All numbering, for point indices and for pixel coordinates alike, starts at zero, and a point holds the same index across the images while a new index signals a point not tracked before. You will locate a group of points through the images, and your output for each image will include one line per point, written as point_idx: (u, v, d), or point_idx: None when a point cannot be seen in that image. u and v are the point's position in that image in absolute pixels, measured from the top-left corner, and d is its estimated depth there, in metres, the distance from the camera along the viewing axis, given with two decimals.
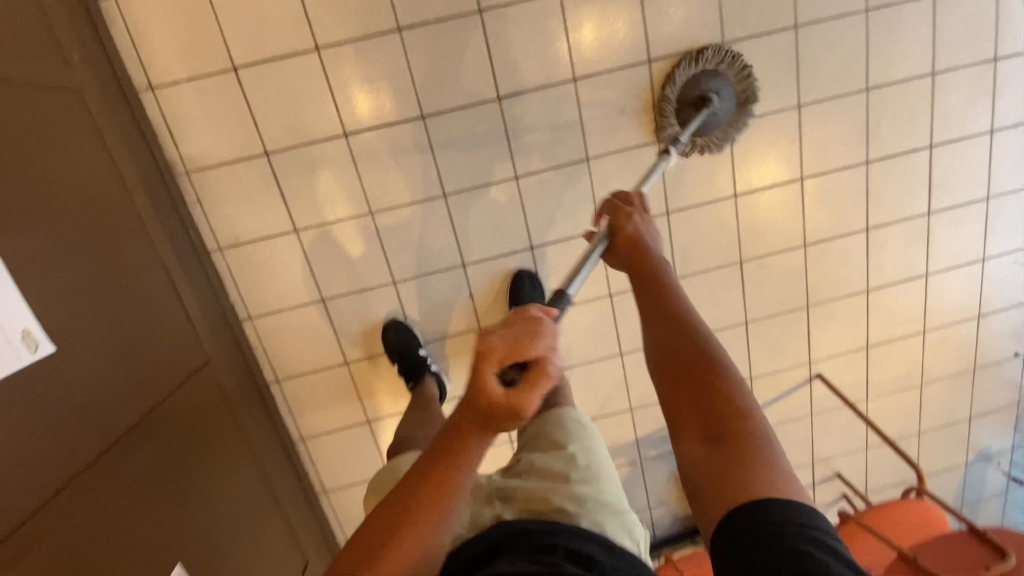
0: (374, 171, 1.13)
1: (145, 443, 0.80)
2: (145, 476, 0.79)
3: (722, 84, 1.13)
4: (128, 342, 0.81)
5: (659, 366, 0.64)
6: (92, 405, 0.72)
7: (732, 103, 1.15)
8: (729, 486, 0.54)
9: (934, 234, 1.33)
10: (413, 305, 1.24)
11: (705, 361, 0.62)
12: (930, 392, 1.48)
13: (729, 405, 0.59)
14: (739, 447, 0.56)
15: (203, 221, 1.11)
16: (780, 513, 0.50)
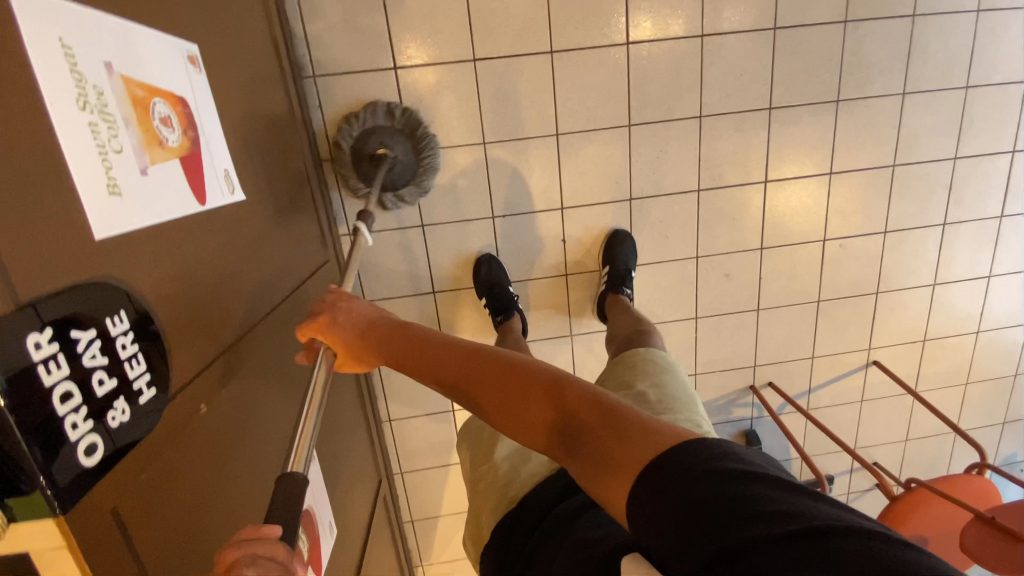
0: (495, 99, 1.14)
1: (293, 318, 0.81)
2: (290, 347, 0.79)
3: (382, 134, 1.10)
4: (284, 218, 0.82)
5: (498, 410, 0.63)
6: (266, 265, 0.73)
7: (410, 150, 1.12)
8: (620, 464, 0.52)
9: (1003, 237, 1.39)
10: (507, 241, 1.25)
11: (518, 379, 0.62)
12: (972, 392, 1.54)
13: (570, 402, 0.58)
14: (617, 440, 0.54)
15: (321, 127, 1.11)
16: (668, 475, 0.48)
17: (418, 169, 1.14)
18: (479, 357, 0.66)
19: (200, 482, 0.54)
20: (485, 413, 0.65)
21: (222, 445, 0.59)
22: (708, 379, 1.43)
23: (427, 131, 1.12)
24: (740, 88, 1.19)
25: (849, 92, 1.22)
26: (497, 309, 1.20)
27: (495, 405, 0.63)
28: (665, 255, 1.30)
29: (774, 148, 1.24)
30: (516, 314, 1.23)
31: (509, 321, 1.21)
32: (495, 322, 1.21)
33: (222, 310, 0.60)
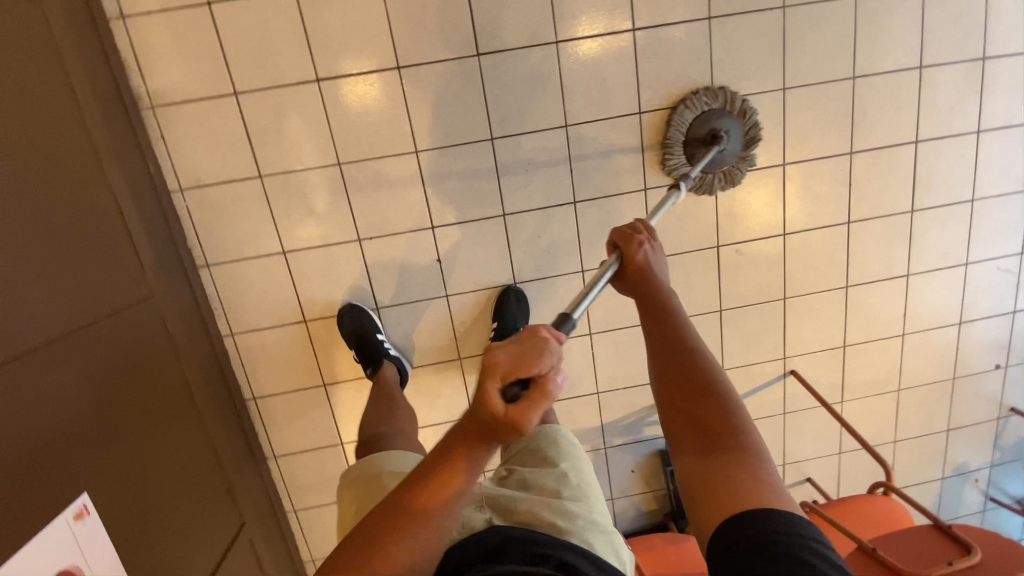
0: (345, 120, 1.10)
1: (66, 361, 0.79)
2: (70, 388, 0.79)
3: (728, 123, 1.15)
4: (58, 258, 0.81)
5: (665, 374, 0.73)
6: (14, 308, 0.72)
7: (739, 140, 1.17)
8: (727, 491, 0.60)
9: (918, 232, 1.30)
10: (377, 265, 1.20)
11: (706, 381, 0.70)
12: (906, 399, 1.44)
13: (727, 424, 0.66)
14: (728, 460, 0.63)
15: (166, 159, 1.08)
16: (769, 520, 0.56)
17: (738, 158, 1.19)
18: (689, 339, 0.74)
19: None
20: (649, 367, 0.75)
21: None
22: (611, 398, 1.35)
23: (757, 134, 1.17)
24: (606, 93, 1.14)
25: (724, 90, 1.16)
26: (366, 360, 1.16)
27: (667, 369, 0.73)
28: (549, 271, 1.24)
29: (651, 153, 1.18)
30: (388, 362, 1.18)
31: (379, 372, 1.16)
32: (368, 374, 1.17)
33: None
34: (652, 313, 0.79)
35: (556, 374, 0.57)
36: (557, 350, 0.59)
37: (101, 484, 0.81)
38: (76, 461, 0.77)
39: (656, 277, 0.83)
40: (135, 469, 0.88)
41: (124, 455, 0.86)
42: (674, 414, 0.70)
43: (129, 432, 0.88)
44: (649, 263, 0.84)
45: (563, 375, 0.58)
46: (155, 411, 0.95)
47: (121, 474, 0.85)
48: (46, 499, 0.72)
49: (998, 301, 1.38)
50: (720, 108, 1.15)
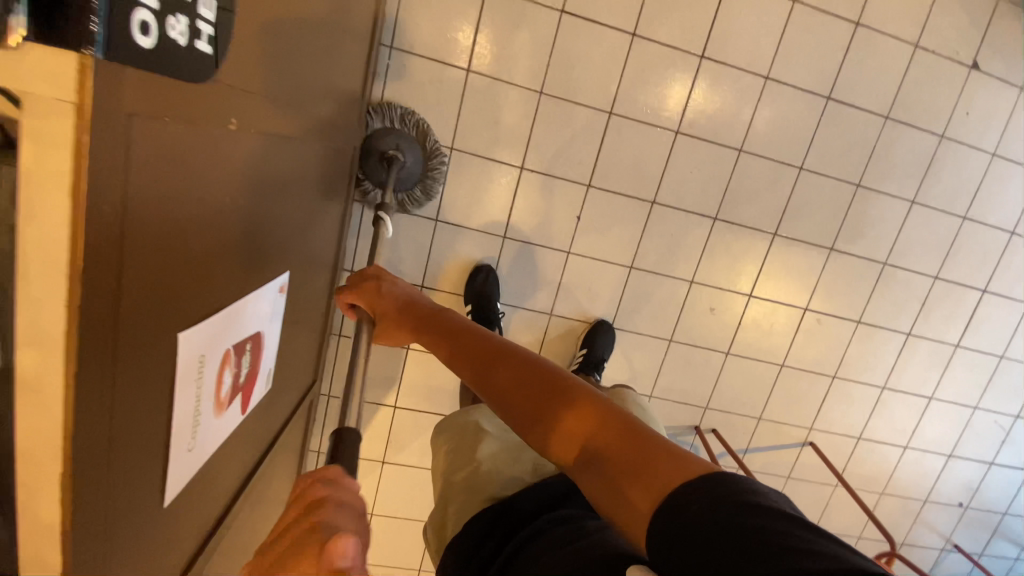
0: (566, 56, 1.16)
1: (319, 139, 0.76)
2: (313, 167, 0.76)
3: (403, 140, 1.12)
4: (350, 43, 0.79)
5: (506, 404, 0.66)
6: (326, 66, 0.70)
7: (421, 163, 1.15)
8: (638, 484, 0.51)
9: (952, 365, 1.49)
10: (524, 196, 1.23)
11: (552, 382, 0.63)
12: (883, 504, 1.61)
13: (587, 416, 0.59)
14: (620, 450, 0.55)
15: (394, 12, 1.09)
16: (685, 501, 0.46)
17: (422, 178, 1.16)
18: (510, 358, 0.68)
19: (200, 201, 0.45)
20: (506, 411, 0.66)
21: (233, 188, 0.51)
22: (659, 405, 1.43)
23: (441, 156, 1.15)
24: (782, 140, 1.26)
25: (870, 181, 1.31)
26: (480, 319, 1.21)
27: (508, 403, 0.65)
28: (664, 268, 1.32)
29: (792, 206, 1.30)
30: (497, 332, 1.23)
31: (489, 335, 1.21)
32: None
33: (288, 63, 0.56)
34: (462, 352, 0.72)
35: (331, 531, 0.38)
36: (347, 506, 0.41)
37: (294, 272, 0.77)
38: (293, 237, 0.73)
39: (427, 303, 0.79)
40: (303, 275, 0.84)
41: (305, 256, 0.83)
42: (550, 438, 0.61)
43: (312, 238, 0.84)
44: (399, 292, 0.81)
45: (342, 548, 0.35)
46: (324, 232, 0.91)
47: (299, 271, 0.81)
48: (277, 259, 0.67)
49: (982, 449, 1.59)
50: (392, 125, 1.12)
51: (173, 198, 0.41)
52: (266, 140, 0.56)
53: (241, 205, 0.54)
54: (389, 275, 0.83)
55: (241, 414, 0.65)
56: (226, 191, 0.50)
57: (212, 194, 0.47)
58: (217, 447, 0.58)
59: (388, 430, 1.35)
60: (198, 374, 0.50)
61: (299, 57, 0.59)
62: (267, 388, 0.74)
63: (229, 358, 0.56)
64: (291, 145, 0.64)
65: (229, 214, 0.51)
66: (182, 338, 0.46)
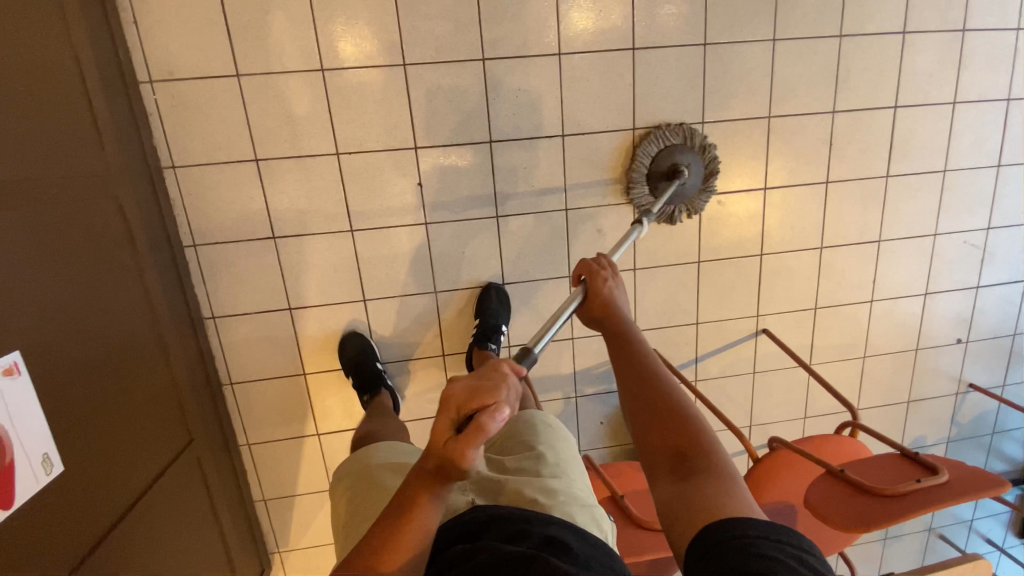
0: (332, 23, 1.06)
1: (13, 206, 0.73)
2: (15, 237, 0.72)
3: (693, 159, 1.20)
4: (11, 102, 0.74)
5: (632, 396, 0.70)
6: None
7: (698, 179, 1.23)
8: (700, 511, 0.55)
9: (891, 199, 1.34)
10: (354, 183, 1.15)
11: (682, 407, 0.66)
12: (871, 367, 1.48)
13: (696, 443, 0.62)
14: (703, 480, 0.59)
15: (137, 45, 1.03)
16: (736, 525, 0.52)
17: (699, 189, 1.24)
18: (660, 377, 0.71)
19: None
20: (633, 403, 0.70)
21: None
22: (585, 344, 1.34)
23: (716, 176, 1.23)
24: (601, 25, 1.13)
25: (716, 34, 1.16)
26: (362, 386, 1.18)
27: (637, 392, 0.70)
28: (532, 205, 1.22)
29: (642, 92, 1.18)
30: (385, 391, 1.20)
31: (376, 399, 1.18)
32: (362, 400, 1.19)
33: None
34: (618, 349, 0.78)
35: (500, 406, 0.52)
36: (514, 386, 0.55)
37: (47, 346, 0.73)
38: (11, 317, 0.69)
39: (618, 308, 0.83)
40: (86, 343, 0.81)
41: (75, 325, 0.80)
42: (656, 443, 0.64)
43: (73, 306, 0.80)
44: (613, 295, 0.84)
45: (498, 414, 0.51)
46: (103, 295, 0.88)
47: (70, 341, 0.78)
48: None
49: (962, 275, 1.43)
50: None
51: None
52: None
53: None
54: (615, 271, 0.87)
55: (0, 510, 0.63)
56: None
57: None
58: None
59: (322, 459, 1.30)
60: None
61: None
62: (56, 472, 0.72)
63: None
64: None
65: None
66: None
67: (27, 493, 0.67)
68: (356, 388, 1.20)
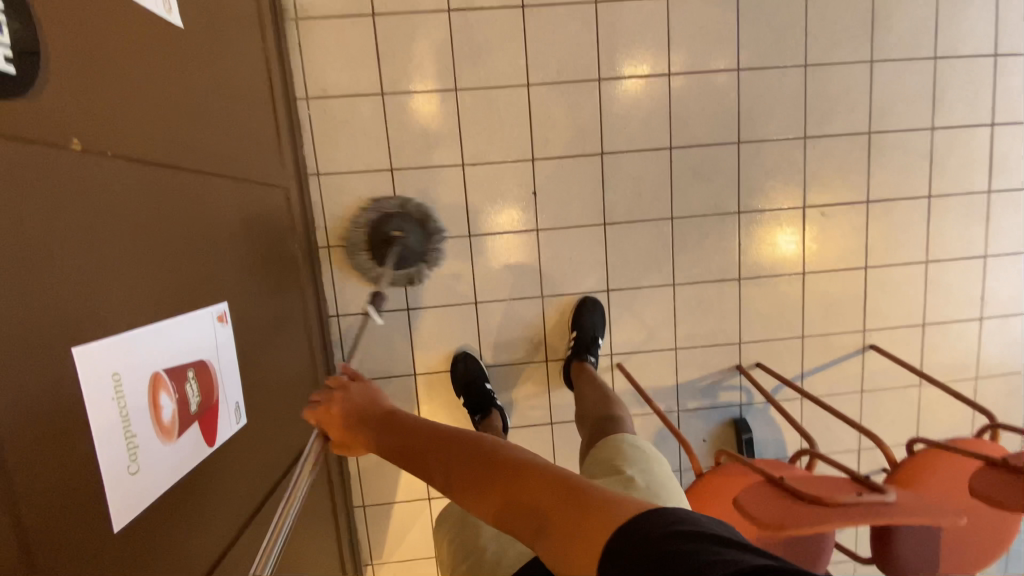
0: (466, 47, 1.18)
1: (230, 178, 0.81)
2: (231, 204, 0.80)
3: (404, 220, 1.17)
4: (225, 88, 0.83)
5: (463, 488, 0.66)
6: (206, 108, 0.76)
7: (421, 240, 1.19)
8: (590, 525, 0.53)
9: (994, 214, 1.34)
10: (475, 191, 1.23)
11: (489, 461, 0.64)
12: (984, 389, 1.42)
13: (536, 478, 0.60)
14: (563, 510, 0.56)
15: (299, 67, 1.16)
16: (645, 531, 0.49)
17: (422, 258, 1.20)
18: (451, 442, 0.69)
19: (52, 213, 0.47)
20: (473, 497, 0.64)
21: (114, 217, 0.54)
22: (688, 355, 1.33)
23: (438, 225, 1.20)
24: (709, 45, 1.22)
25: (817, 57, 1.24)
26: (474, 407, 1.22)
27: (465, 469, 0.66)
28: (639, 215, 1.27)
29: (747, 108, 1.25)
30: (496, 412, 1.24)
31: (488, 420, 1.22)
32: (475, 421, 1.23)
33: (132, 86, 0.59)
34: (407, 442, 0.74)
35: None
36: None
37: (242, 306, 0.79)
38: (226, 269, 0.75)
39: (379, 400, 0.83)
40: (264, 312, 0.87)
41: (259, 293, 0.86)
42: (518, 500, 0.60)
43: (257, 272, 0.86)
44: (369, 398, 0.84)
45: None
46: (275, 270, 0.94)
47: (255, 305, 0.84)
48: (204, 289, 0.68)
49: None
50: None
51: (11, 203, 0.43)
52: (138, 167, 0.58)
53: (130, 226, 0.56)
54: (359, 379, 0.88)
55: (207, 447, 0.65)
56: (99, 212, 0.52)
57: (70, 211, 0.49)
58: (178, 478, 0.59)
59: None
60: (113, 395, 0.51)
61: (161, 92, 0.64)
62: (244, 422, 0.74)
63: (162, 382, 0.58)
64: (181, 176, 0.66)
65: (105, 235, 0.53)
66: (76, 354, 0.47)
67: (226, 435, 0.69)
68: (468, 407, 1.25)
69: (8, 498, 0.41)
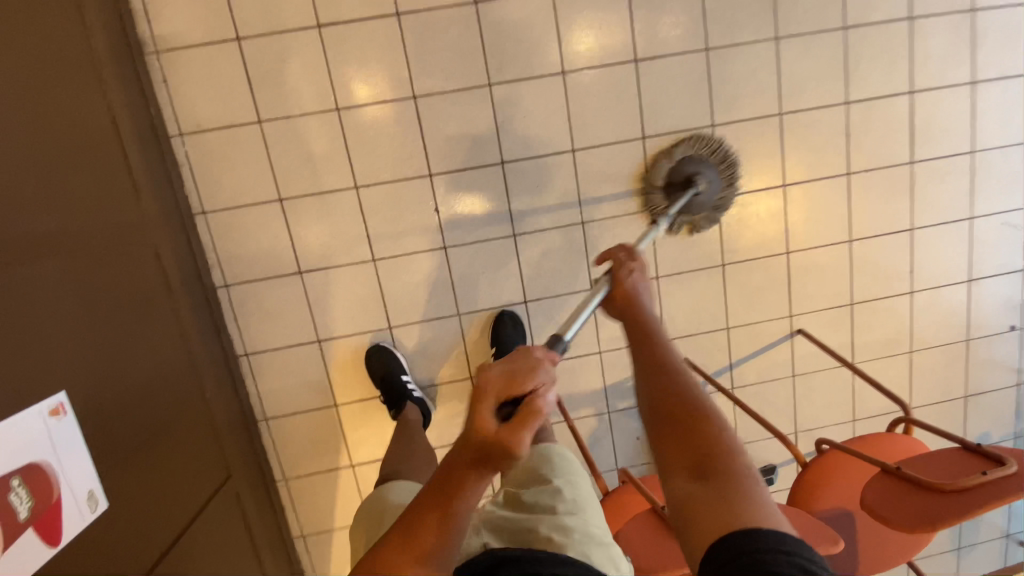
0: (345, 66, 1.12)
1: (69, 254, 0.79)
2: (71, 282, 0.78)
3: (702, 166, 1.20)
4: (52, 159, 0.79)
5: (645, 396, 0.66)
6: (29, 189, 0.73)
7: (717, 179, 1.21)
8: (719, 513, 0.53)
9: (918, 186, 1.30)
10: (374, 214, 1.19)
11: (680, 398, 0.63)
12: (918, 362, 1.40)
13: (715, 445, 0.59)
14: (714, 483, 0.56)
15: (167, 103, 1.10)
16: (756, 539, 0.50)
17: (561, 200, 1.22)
18: (672, 364, 0.67)
19: None
20: (647, 407, 0.65)
21: None
22: (614, 357, 1.31)
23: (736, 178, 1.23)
24: (602, 36, 1.15)
25: (719, 38, 1.17)
26: (389, 402, 1.20)
27: (655, 391, 0.65)
28: (549, 223, 1.23)
29: (649, 101, 1.19)
30: (413, 405, 1.22)
31: (404, 414, 1.20)
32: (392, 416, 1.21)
33: None
34: (653, 348, 0.70)
35: None
36: (550, 370, 0.61)
37: (95, 384, 0.78)
38: (61, 355, 0.72)
39: (642, 304, 0.78)
40: (127, 381, 0.85)
41: (119, 364, 0.84)
42: (677, 449, 0.60)
43: (115, 344, 0.84)
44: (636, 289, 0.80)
45: None
46: (142, 333, 0.92)
47: (113, 378, 0.82)
48: (27, 388, 0.66)
49: (1006, 259, 1.36)
50: None
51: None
52: None
53: None
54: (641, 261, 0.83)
55: (49, 548, 0.65)
56: None
57: None
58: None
59: (357, 490, 1.31)
60: None
61: None
62: (103, 509, 0.74)
63: None
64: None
65: None
66: None
67: (75, 531, 0.69)
68: (386, 402, 1.23)
69: None
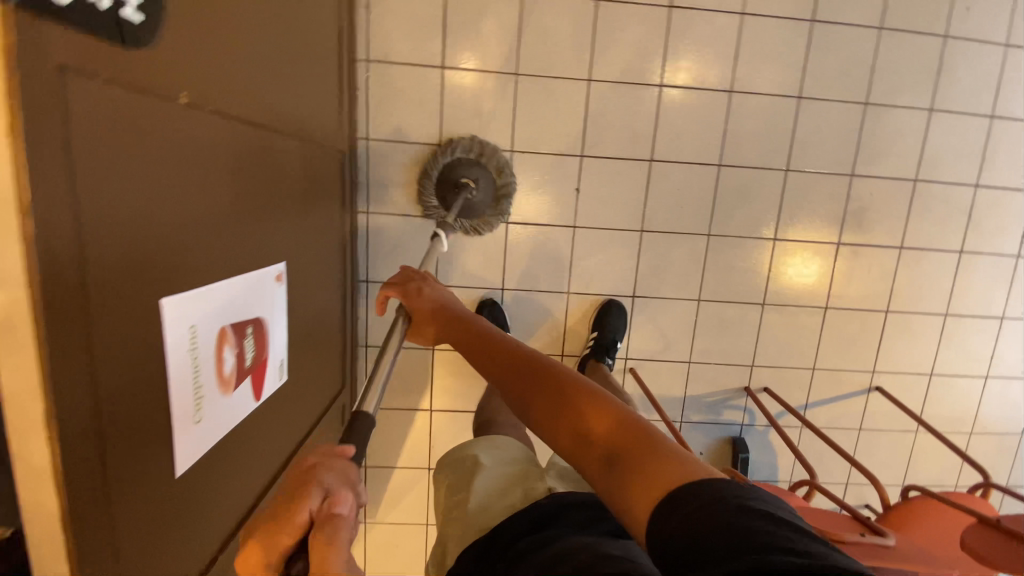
0: (534, 34, 1.17)
1: (293, 138, 0.84)
2: (291, 165, 0.83)
3: (472, 168, 1.19)
4: (300, 49, 0.84)
5: (549, 413, 0.70)
6: (286, 70, 0.79)
7: (484, 185, 1.21)
8: (653, 480, 0.56)
9: (1019, 279, 1.36)
10: (520, 179, 1.24)
11: (573, 398, 0.69)
12: (975, 444, 1.46)
13: (616, 427, 0.63)
14: (633, 460, 0.59)
15: (363, 28, 1.14)
16: (706, 495, 0.51)
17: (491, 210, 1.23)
18: (552, 368, 0.74)
19: (152, 156, 0.52)
20: (558, 422, 0.69)
21: (198, 164, 0.59)
22: (700, 370, 1.36)
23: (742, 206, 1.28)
24: (775, 67, 1.21)
25: (879, 96, 1.24)
26: None
27: (558, 400, 0.70)
28: (677, 228, 1.28)
29: (801, 138, 1.25)
30: None
31: None
32: None
33: (230, 47, 0.63)
34: (520, 366, 0.77)
35: None
36: (332, 471, 0.52)
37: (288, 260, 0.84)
38: (275, 225, 0.79)
39: (453, 306, 0.89)
40: (303, 270, 0.90)
41: (303, 252, 0.90)
42: (602, 445, 0.63)
43: (305, 233, 0.90)
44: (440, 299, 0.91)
45: None
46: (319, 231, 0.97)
47: (297, 263, 0.88)
48: (256, 241, 0.73)
49: None
50: None
51: (127, 154, 0.49)
52: (226, 122, 0.63)
53: (208, 175, 0.61)
54: (434, 281, 0.93)
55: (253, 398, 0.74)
56: (189, 161, 0.57)
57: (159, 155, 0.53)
58: (231, 421, 0.68)
59: (428, 436, 1.34)
60: (190, 344, 0.58)
61: (253, 51, 0.68)
62: (280, 380, 0.83)
63: (227, 337, 0.65)
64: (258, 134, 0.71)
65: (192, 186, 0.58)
66: (165, 303, 0.54)
67: (266, 389, 0.78)
68: None
69: (95, 404, 0.47)
